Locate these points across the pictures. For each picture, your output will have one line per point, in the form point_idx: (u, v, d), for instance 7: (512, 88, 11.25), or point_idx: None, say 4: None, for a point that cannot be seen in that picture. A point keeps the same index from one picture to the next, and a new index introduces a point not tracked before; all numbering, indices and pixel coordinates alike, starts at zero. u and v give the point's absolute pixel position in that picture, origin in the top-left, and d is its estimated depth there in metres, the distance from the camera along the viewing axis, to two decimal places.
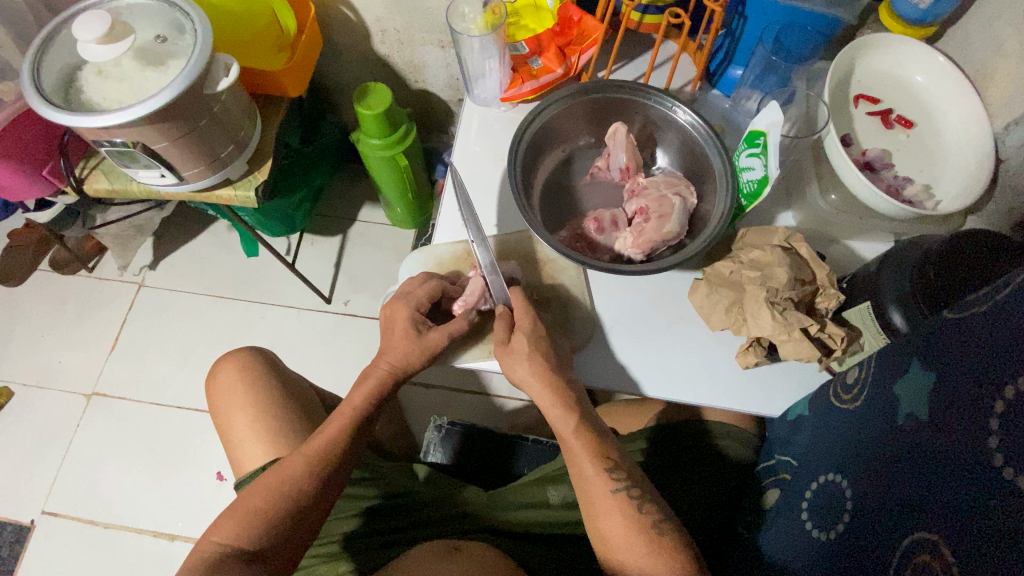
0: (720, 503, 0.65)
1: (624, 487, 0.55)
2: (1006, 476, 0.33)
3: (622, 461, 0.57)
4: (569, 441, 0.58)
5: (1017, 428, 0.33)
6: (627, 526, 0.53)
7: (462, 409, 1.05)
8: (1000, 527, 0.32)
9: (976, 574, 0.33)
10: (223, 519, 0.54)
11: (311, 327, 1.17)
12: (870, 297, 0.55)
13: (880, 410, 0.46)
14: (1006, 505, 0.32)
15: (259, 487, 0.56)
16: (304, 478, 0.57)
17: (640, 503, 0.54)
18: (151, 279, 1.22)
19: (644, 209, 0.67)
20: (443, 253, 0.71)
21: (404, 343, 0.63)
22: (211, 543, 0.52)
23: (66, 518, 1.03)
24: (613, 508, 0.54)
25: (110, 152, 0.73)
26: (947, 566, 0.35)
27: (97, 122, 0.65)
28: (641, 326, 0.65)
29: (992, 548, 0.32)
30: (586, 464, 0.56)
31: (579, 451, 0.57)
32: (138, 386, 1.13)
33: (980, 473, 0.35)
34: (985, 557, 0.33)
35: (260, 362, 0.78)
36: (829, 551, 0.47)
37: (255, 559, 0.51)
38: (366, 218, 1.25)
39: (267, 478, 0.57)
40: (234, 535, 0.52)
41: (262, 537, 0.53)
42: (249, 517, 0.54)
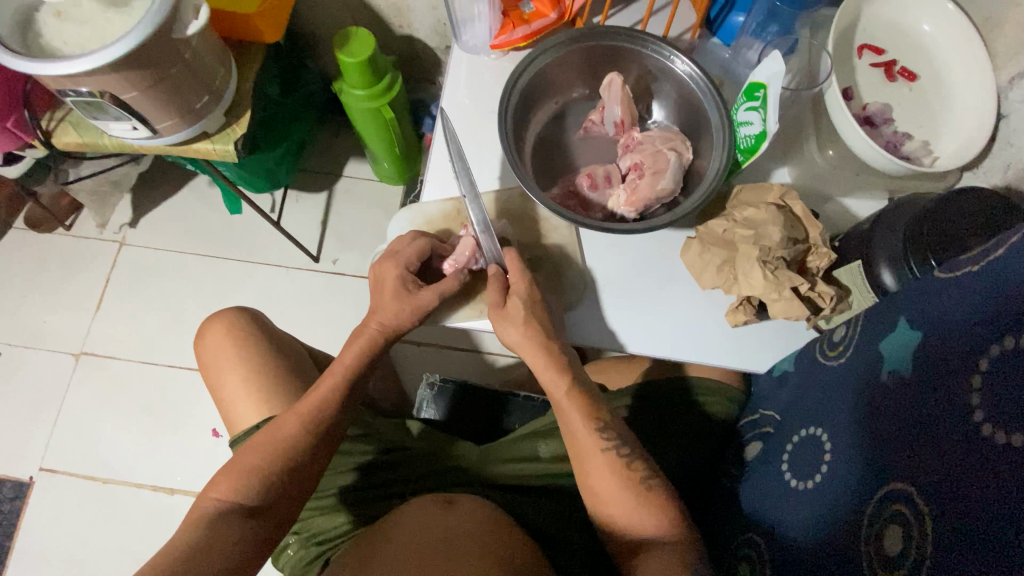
0: (705, 454, 0.67)
1: (614, 444, 0.56)
2: (985, 431, 0.34)
3: (613, 422, 0.58)
4: (561, 399, 0.58)
5: (1000, 385, 0.34)
6: (616, 483, 0.55)
7: (454, 366, 1.06)
8: (976, 479, 0.34)
9: (947, 522, 0.35)
10: (221, 476, 0.55)
11: (300, 286, 1.15)
12: (861, 256, 0.56)
13: (865, 366, 0.47)
14: (983, 460, 0.34)
15: (255, 445, 0.57)
16: (300, 437, 0.57)
17: (629, 459, 0.56)
18: (133, 238, 1.19)
19: (638, 165, 0.65)
20: (432, 211, 0.69)
21: (395, 299, 0.62)
22: (208, 498, 0.53)
23: (64, 475, 1.05)
24: (603, 467, 0.55)
25: (77, 102, 0.69)
26: (921, 515, 0.37)
27: (60, 70, 0.60)
28: (632, 285, 0.65)
29: (966, 498, 0.34)
30: (580, 424, 0.57)
31: (569, 409, 0.58)
32: (128, 346, 1.12)
33: (961, 429, 0.36)
34: (958, 506, 0.34)
35: (249, 322, 0.77)
36: (804, 499, 0.49)
37: (256, 513, 0.53)
38: (352, 174, 1.21)
39: (263, 436, 0.57)
40: (232, 491, 0.53)
41: (261, 492, 0.54)
42: (245, 476, 0.54)
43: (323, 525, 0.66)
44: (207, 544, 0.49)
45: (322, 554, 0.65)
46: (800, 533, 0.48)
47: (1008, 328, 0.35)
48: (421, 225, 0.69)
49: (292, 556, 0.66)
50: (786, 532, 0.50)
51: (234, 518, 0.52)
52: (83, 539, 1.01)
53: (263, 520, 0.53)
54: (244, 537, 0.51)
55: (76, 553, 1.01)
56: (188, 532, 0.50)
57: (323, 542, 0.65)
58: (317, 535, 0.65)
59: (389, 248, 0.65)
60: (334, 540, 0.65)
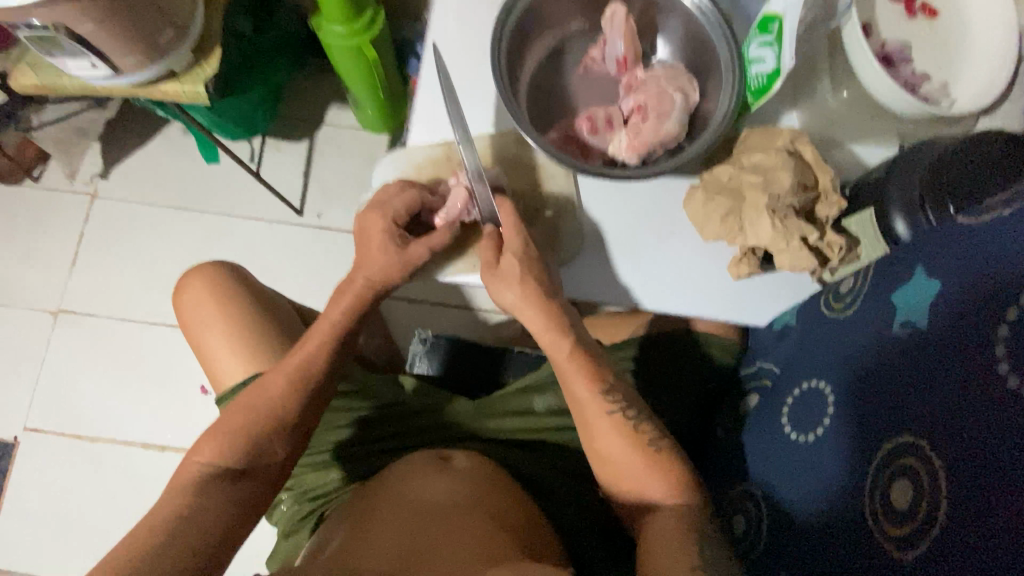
0: (700, 408, 0.66)
1: (619, 407, 0.55)
2: (1009, 384, 0.34)
3: (618, 383, 0.57)
4: (563, 363, 0.56)
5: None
6: (624, 446, 0.54)
7: (446, 322, 1.04)
8: (999, 432, 0.34)
9: (965, 475, 0.35)
10: (204, 440, 0.52)
11: (284, 240, 1.11)
12: (875, 202, 0.52)
13: (873, 318, 0.46)
14: (1008, 416, 0.33)
15: (238, 407, 0.54)
16: (287, 396, 0.55)
17: (635, 422, 0.55)
18: (104, 190, 1.12)
19: (642, 107, 0.61)
20: (420, 157, 0.65)
21: (382, 257, 0.59)
22: (192, 463, 0.51)
23: (52, 433, 1.03)
24: (608, 429, 0.54)
25: (28, 37, 0.63)
26: (934, 470, 0.37)
27: (10, 2, 0.55)
28: (632, 237, 0.61)
29: (987, 452, 0.34)
30: (581, 386, 0.55)
31: (571, 372, 0.56)
32: (107, 303, 1.08)
33: (983, 385, 0.35)
34: (978, 460, 0.34)
35: (230, 277, 0.74)
36: (802, 451, 0.49)
37: (244, 475, 0.52)
38: (334, 121, 1.14)
39: (248, 396, 0.55)
40: (216, 455, 0.51)
41: (248, 455, 0.52)
42: (231, 438, 0.52)
43: (317, 480, 0.65)
44: (194, 511, 0.48)
45: (315, 510, 0.64)
46: (796, 484, 0.48)
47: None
48: (408, 173, 0.65)
49: (286, 512, 0.66)
50: (780, 483, 0.50)
51: (220, 482, 0.50)
52: (76, 495, 1.01)
53: (251, 480, 0.52)
54: (233, 500, 0.50)
55: (70, 509, 1.01)
56: (171, 498, 0.48)
57: (317, 497, 0.65)
58: (311, 490, 0.65)
59: (375, 198, 0.61)
60: (327, 495, 0.65)
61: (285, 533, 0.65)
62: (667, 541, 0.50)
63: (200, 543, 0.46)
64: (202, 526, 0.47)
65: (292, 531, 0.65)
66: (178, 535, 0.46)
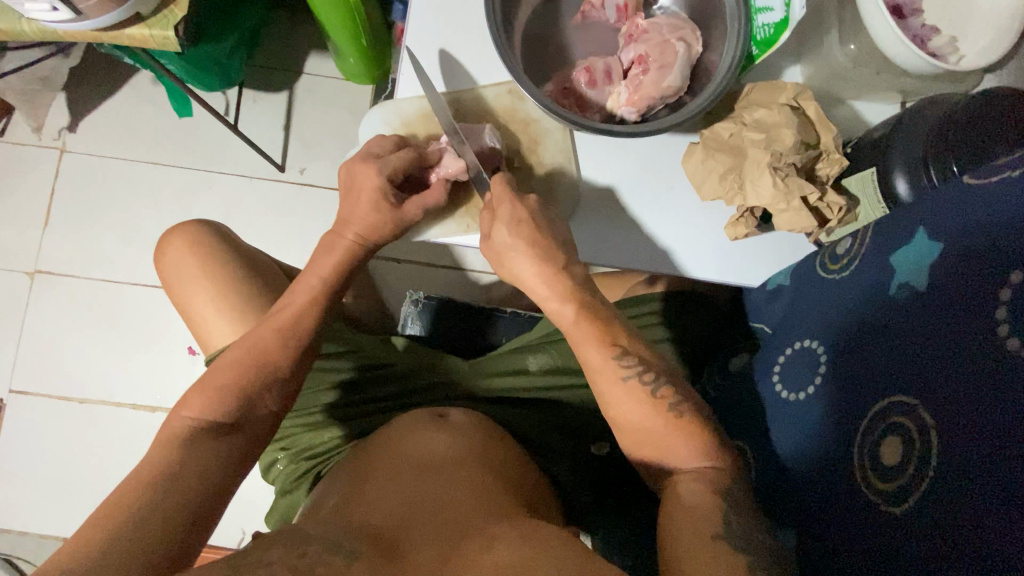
0: (691, 366, 0.67)
1: (635, 372, 0.51)
2: (1008, 347, 0.34)
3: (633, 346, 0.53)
4: (571, 331, 0.53)
5: None
6: (642, 411, 0.50)
7: (437, 282, 1.03)
8: (994, 393, 0.34)
9: (958, 434, 0.36)
10: (191, 393, 0.51)
11: (267, 198, 1.07)
12: (876, 163, 0.51)
13: (870, 278, 0.46)
14: (1003, 374, 0.34)
15: (225, 363, 0.53)
16: (275, 348, 0.55)
17: (654, 388, 0.51)
18: (72, 144, 1.06)
19: (643, 58, 0.58)
20: (409, 110, 0.62)
21: (375, 214, 0.58)
22: (180, 417, 0.49)
23: (39, 396, 1.02)
24: (624, 396, 0.51)
25: None
26: (925, 428, 0.38)
27: None
28: (629, 196, 0.60)
29: (980, 413, 0.35)
30: (595, 353, 0.51)
31: (581, 340, 0.52)
32: (85, 263, 1.05)
33: (981, 345, 0.36)
34: (971, 420, 0.35)
35: (213, 238, 0.71)
36: (793, 408, 0.50)
37: (234, 429, 0.50)
38: (314, 71, 1.08)
39: (235, 349, 0.54)
40: (205, 409, 0.50)
41: (238, 408, 0.51)
42: (221, 393, 0.51)
43: (311, 441, 0.66)
44: (186, 464, 0.46)
45: (311, 469, 0.65)
46: (787, 442, 0.49)
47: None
48: (397, 127, 0.62)
49: (282, 471, 0.66)
50: (771, 442, 0.51)
51: (211, 436, 0.49)
52: (69, 456, 1.01)
53: (240, 435, 0.50)
54: (226, 453, 0.49)
55: (64, 469, 1.01)
56: (159, 450, 0.47)
57: (312, 457, 0.65)
58: (306, 451, 0.66)
59: (366, 152, 0.59)
60: (322, 455, 0.65)
61: (283, 491, 0.66)
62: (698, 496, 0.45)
63: (197, 494, 0.45)
64: (196, 480, 0.45)
65: (289, 489, 0.66)
66: (173, 489, 0.44)
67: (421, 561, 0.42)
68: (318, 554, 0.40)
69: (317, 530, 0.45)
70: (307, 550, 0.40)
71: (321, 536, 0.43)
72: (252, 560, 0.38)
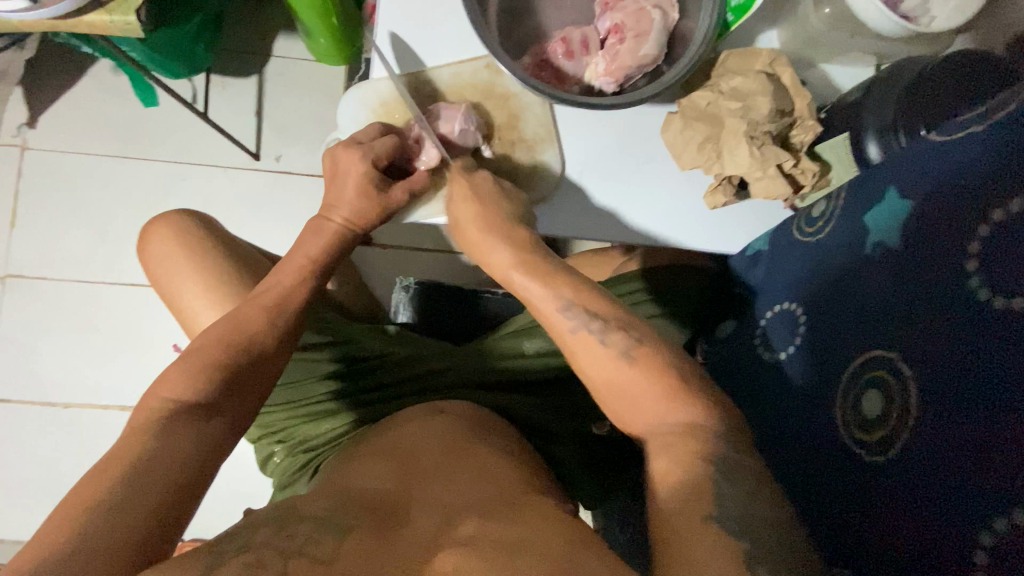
0: (690, 320, 0.65)
1: (582, 321, 0.48)
2: (981, 298, 0.36)
3: (579, 289, 0.50)
4: (565, 338, 0.49)
5: (1000, 249, 0.35)
6: (594, 356, 0.47)
7: (423, 266, 1.02)
8: (969, 343, 0.36)
9: (934, 385, 0.37)
10: (171, 374, 0.49)
11: (244, 187, 1.04)
12: (848, 127, 0.52)
13: (845, 238, 0.47)
14: (975, 324, 0.36)
15: (211, 340, 0.52)
16: (266, 326, 0.54)
17: (602, 336, 0.47)
18: (33, 140, 1.02)
19: (620, 27, 0.58)
20: (386, 92, 0.61)
21: (360, 199, 0.58)
22: (158, 397, 0.47)
23: (20, 402, 1.00)
24: (575, 344, 0.48)
25: None
26: (904, 379, 0.39)
27: None
28: (611, 167, 0.60)
29: (956, 364, 0.36)
30: (531, 285, 0.51)
31: (563, 329, 0.49)
32: (57, 263, 1.02)
33: (953, 297, 0.37)
34: (947, 369, 0.37)
35: (192, 226, 0.71)
36: (778, 367, 0.52)
37: (214, 413, 0.48)
38: (282, 53, 1.05)
39: (223, 325, 0.53)
40: (187, 391, 0.48)
41: (222, 389, 0.49)
42: (206, 372, 0.49)
43: (308, 433, 0.66)
44: (158, 453, 0.43)
45: (311, 461, 0.64)
46: (773, 400, 0.51)
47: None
48: (376, 110, 0.61)
49: (280, 464, 0.67)
50: (756, 400, 0.53)
51: (188, 420, 0.46)
52: (58, 460, 1.00)
53: (221, 420, 0.48)
54: (203, 440, 0.46)
55: (53, 474, 0.99)
56: (136, 430, 0.45)
57: (311, 448, 0.65)
58: (304, 442, 0.66)
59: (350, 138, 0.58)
60: (321, 446, 0.65)
61: (282, 485, 0.66)
62: None
63: (168, 486, 0.42)
64: (167, 470, 0.42)
65: (288, 483, 0.65)
66: (141, 485, 0.41)
67: (420, 528, 0.43)
68: (308, 532, 0.40)
69: (310, 508, 0.44)
70: (298, 530, 0.41)
71: (316, 514, 0.43)
72: (235, 541, 0.39)
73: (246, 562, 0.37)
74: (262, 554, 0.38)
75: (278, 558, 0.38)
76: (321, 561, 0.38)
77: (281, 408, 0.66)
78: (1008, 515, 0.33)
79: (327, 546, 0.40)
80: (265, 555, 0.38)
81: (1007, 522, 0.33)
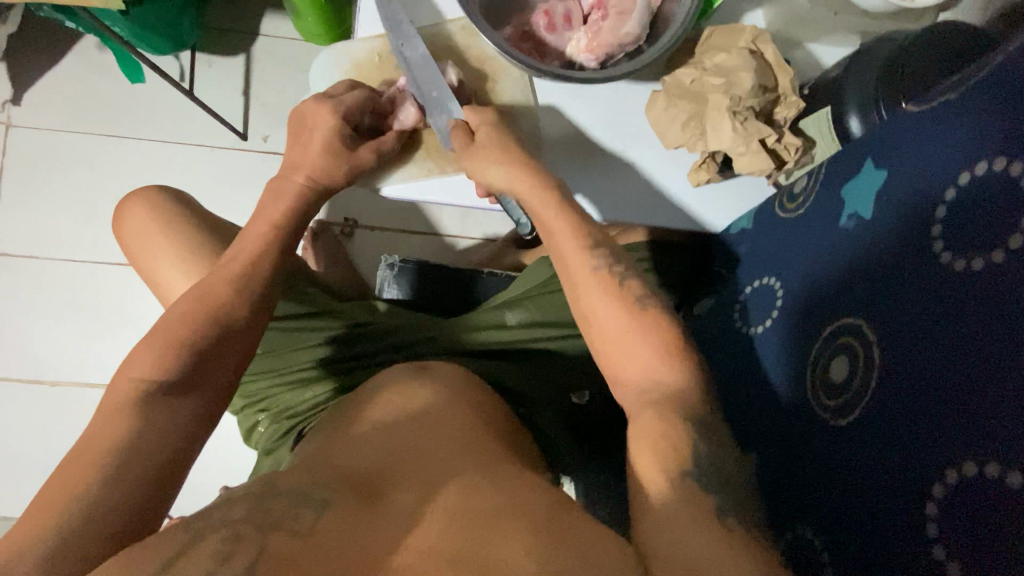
0: (683, 280, 0.66)
1: (605, 263, 0.49)
2: (943, 261, 0.36)
3: (604, 241, 0.51)
4: (582, 277, 0.49)
5: (965, 213, 0.36)
6: (608, 305, 0.48)
7: (411, 246, 1.02)
8: (928, 308, 0.36)
9: (897, 351, 0.38)
10: (138, 351, 0.48)
11: (230, 166, 1.04)
12: (831, 103, 0.51)
13: (823, 211, 0.48)
14: (937, 287, 0.36)
15: (177, 315, 0.51)
16: (235, 299, 0.52)
17: (622, 278, 0.49)
18: (18, 118, 1.01)
19: (603, 3, 0.58)
20: (359, 53, 0.62)
21: (325, 157, 0.58)
22: (128, 379, 0.46)
23: (8, 381, 1.00)
24: (594, 287, 0.49)
25: None
26: (870, 344, 0.40)
27: None
28: (597, 145, 0.59)
29: (916, 330, 0.37)
30: (560, 224, 0.51)
31: (584, 268, 0.49)
32: (44, 242, 1.01)
33: (920, 262, 0.38)
34: (909, 335, 0.37)
35: (170, 202, 0.71)
36: (757, 339, 0.52)
37: (191, 389, 0.48)
38: (271, 32, 1.04)
39: (190, 298, 0.52)
40: (156, 367, 0.47)
41: (190, 362, 0.48)
42: (173, 346, 0.48)
43: (292, 399, 0.66)
44: (137, 437, 0.43)
45: (294, 427, 0.64)
46: (748, 375, 0.52)
47: (989, 151, 0.35)
48: (350, 72, 0.62)
49: (265, 432, 0.67)
50: (735, 374, 0.54)
51: (165, 398, 0.46)
52: (46, 440, 1.00)
53: (198, 396, 0.48)
54: (181, 418, 0.46)
55: (41, 453, 1.00)
56: (110, 416, 0.44)
57: (294, 415, 0.65)
58: (288, 409, 0.66)
59: (322, 93, 0.59)
60: (302, 412, 0.64)
61: (266, 451, 0.66)
62: (664, 426, 0.43)
63: (148, 471, 0.42)
64: (144, 459, 0.42)
65: (272, 449, 0.65)
66: (122, 468, 0.41)
67: (405, 504, 0.42)
68: (285, 507, 0.40)
69: (290, 482, 0.44)
70: (275, 504, 0.40)
71: (292, 487, 0.43)
72: (213, 519, 0.38)
73: (225, 537, 0.36)
74: (242, 528, 0.37)
75: (257, 531, 0.37)
76: (301, 534, 0.38)
77: (263, 376, 0.67)
78: (957, 466, 0.34)
79: (306, 520, 0.39)
80: (244, 530, 0.37)
81: (956, 473, 0.34)
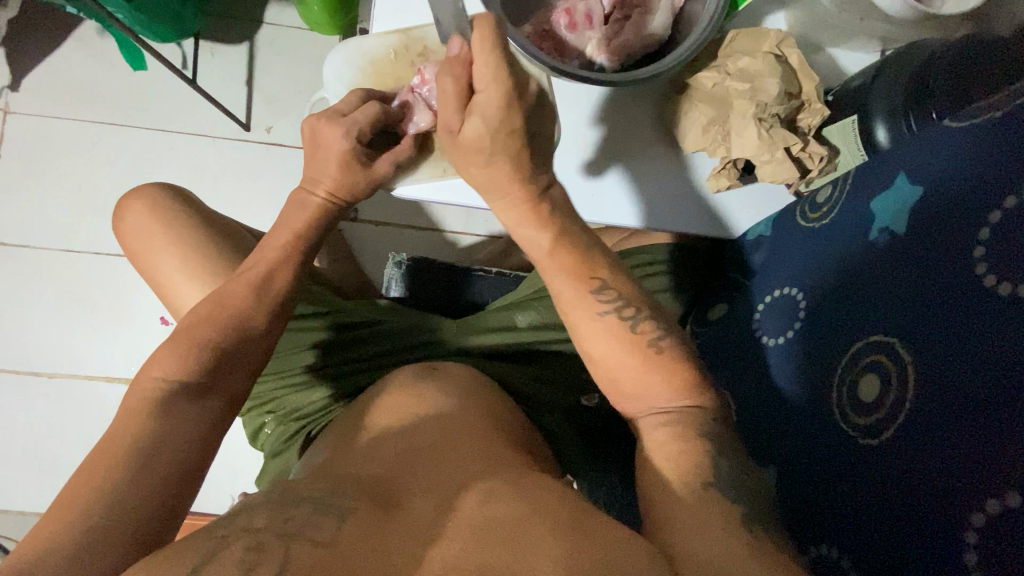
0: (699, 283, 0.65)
1: (615, 307, 0.48)
2: (987, 285, 0.36)
3: (614, 280, 0.49)
4: (593, 317, 0.48)
5: (1010, 238, 0.35)
6: (622, 349, 0.47)
7: (414, 243, 1.01)
8: (967, 331, 0.36)
9: (932, 372, 0.38)
10: (163, 349, 0.48)
11: (234, 158, 1.02)
12: (856, 110, 0.50)
13: (851, 226, 0.48)
14: (981, 313, 0.36)
15: (200, 315, 0.50)
16: (252, 302, 0.52)
17: (634, 322, 0.47)
18: (16, 105, 0.99)
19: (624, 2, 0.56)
20: (373, 49, 0.59)
21: (343, 172, 0.56)
22: (151, 378, 0.46)
23: (6, 372, 0.98)
24: (604, 331, 0.47)
25: None
26: (903, 364, 0.40)
27: None
28: (618, 142, 0.57)
29: (953, 352, 0.37)
30: (564, 261, 0.49)
31: (591, 312, 0.48)
32: (42, 232, 0.99)
33: (960, 284, 0.37)
34: (946, 357, 0.37)
35: (174, 198, 0.69)
36: (776, 351, 0.52)
37: (207, 390, 0.47)
38: (274, 21, 1.02)
39: (209, 301, 0.51)
40: (181, 366, 0.46)
41: (204, 369, 0.47)
42: (195, 347, 0.48)
43: (299, 401, 0.65)
44: (155, 440, 0.42)
45: (302, 428, 0.64)
46: (765, 383, 0.52)
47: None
48: (365, 69, 0.60)
49: (271, 434, 0.66)
50: (750, 383, 0.54)
51: (180, 399, 0.45)
52: (44, 432, 0.99)
53: (216, 396, 0.47)
54: (197, 421, 0.45)
55: (40, 445, 0.98)
56: (128, 418, 0.43)
57: (302, 417, 0.65)
58: (295, 411, 0.65)
59: (332, 110, 0.56)
60: (311, 415, 0.64)
61: (272, 453, 0.66)
62: (679, 442, 0.43)
63: (165, 475, 0.41)
64: (163, 464, 0.41)
65: (278, 451, 0.65)
66: (139, 472, 0.40)
67: (421, 513, 0.42)
68: (307, 516, 0.40)
69: (310, 489, 0.43)
70: (296, 513, 0.40)
71: (312, 495, 0.43)
72: (233, 526, 0.38)
73: (248, 546, 0.36)
74: (264, 538, 0.37)
75: (279, 540, 0.37)
76: (322, 543, 0.37)
77: (270, 378, 0.65)
78: (1000, 496, 0.33)
79: (329, 529, 0.39)
80: (267, 539, 0.37)
81: (998, 504, 0.33)
